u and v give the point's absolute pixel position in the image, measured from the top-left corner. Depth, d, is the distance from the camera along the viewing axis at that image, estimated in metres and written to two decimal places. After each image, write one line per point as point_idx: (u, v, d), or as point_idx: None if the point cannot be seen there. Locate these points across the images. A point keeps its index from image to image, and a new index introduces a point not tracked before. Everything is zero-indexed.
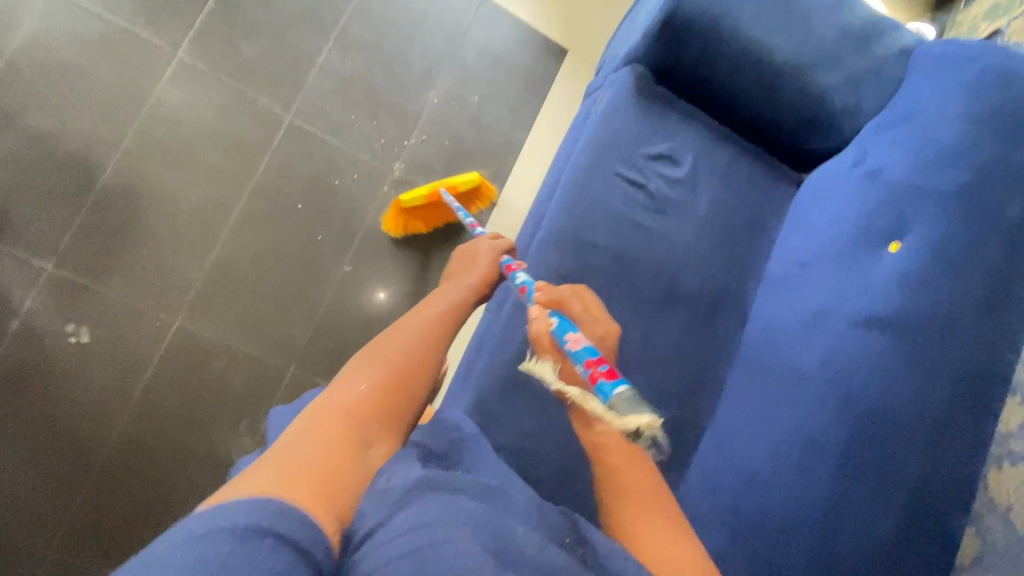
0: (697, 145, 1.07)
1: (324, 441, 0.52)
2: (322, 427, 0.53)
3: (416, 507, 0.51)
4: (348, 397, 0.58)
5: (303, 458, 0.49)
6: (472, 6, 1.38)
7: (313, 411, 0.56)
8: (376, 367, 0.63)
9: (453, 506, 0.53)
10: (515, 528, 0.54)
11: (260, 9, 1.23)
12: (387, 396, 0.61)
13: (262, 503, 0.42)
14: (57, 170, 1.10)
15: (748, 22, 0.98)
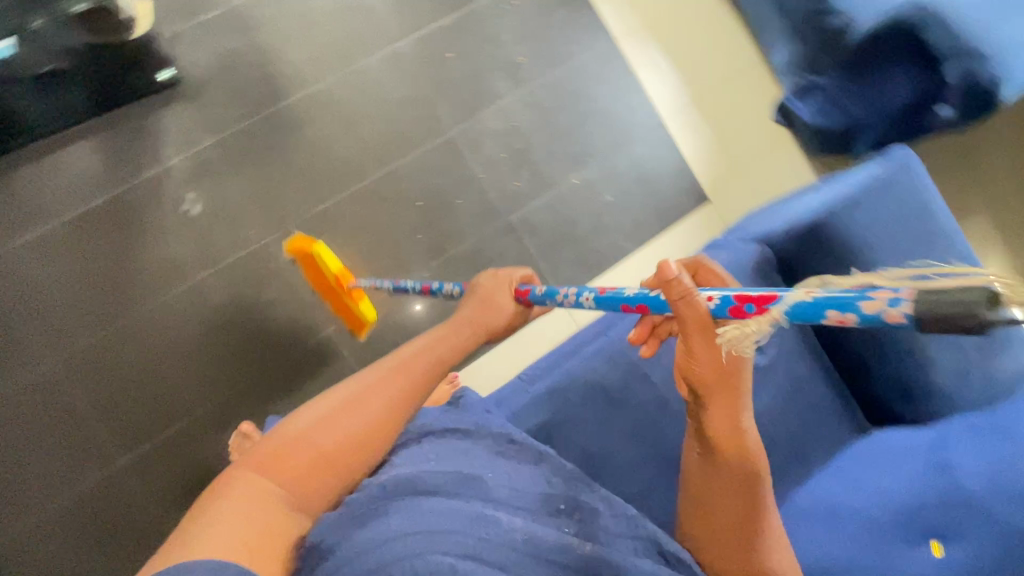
0: (785, 345, 1.15)
1: (254, 493, 0.58)
2: (253, 481, 0.59)
3: (394, 510, 0.59)
4: (286, 457, 0.61)
5: (247, 525, 0.55)
6: (649, 124, 1.48)
7: (252, 471, 0.60)
8: (324, 426, 0.64)
9: (424, 511, 0.60)
10: (501, 522, 0.62)
11: (480, 39, 1.38)
12: (325, 458, 0.63)
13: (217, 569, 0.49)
14: (257, 79, 1.27)
15: (888, 271, 1.08)
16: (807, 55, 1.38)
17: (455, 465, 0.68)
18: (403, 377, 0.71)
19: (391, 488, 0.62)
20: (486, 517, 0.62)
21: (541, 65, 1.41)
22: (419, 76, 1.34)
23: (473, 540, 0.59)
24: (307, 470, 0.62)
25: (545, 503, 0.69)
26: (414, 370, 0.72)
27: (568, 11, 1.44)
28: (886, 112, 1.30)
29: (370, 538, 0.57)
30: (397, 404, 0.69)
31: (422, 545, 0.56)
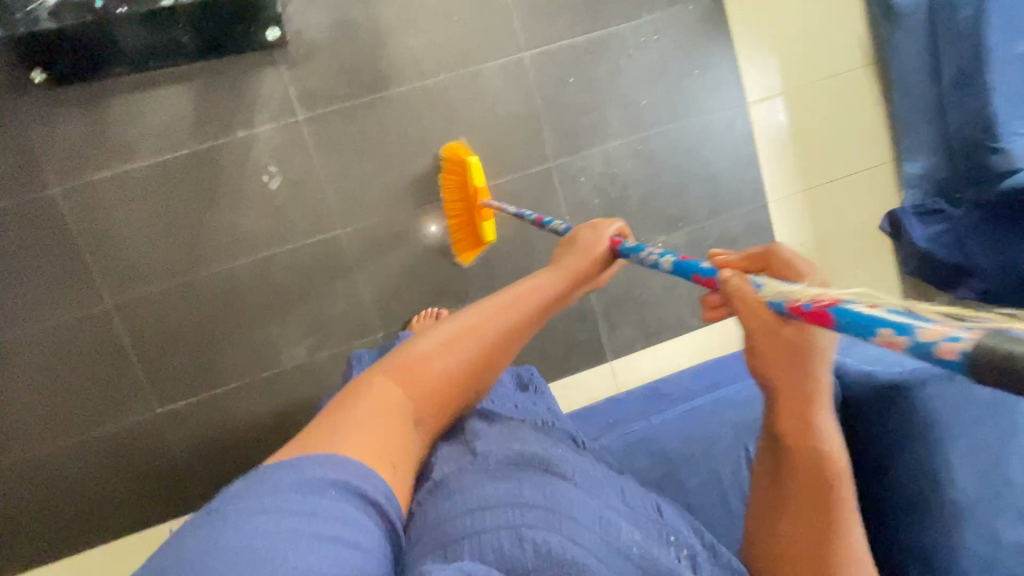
0: None
1: (390, 413, 0.46)
2: (388, 390, 0.48)
3: (518, 480, 0.52)
4: (408, 381, 0.49)
5: (373, 425, 0.45)
6: (753, 201, 1.38)
7: (391, 365, 0.49)
8: (441, 348, 0.50)
9: (556, 492, 0.51)
10: (620, 528, 0.51)
11: (609, 71, 1.27)
12: (448, 390, 0.51)
13: (335, 465, 0.40)
14: (368, 58, 1.17)
15: (954, 452, 1.03)
16: (946, 179, 1.29)
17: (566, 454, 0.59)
18: (526, 306, 0.54)
19: (520, 458, 0.55)
20: (607, 515, 0.52)
21: (663, 112, 1.30)
22: (533, 95, 1.24)
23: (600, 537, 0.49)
24: (436, 388, 0.50)
25: (653, 523, 0.56)
26: (536, 301, 0.55)
27: (709, 58, 1.31)
28: (1008, 270, 1.19)
29: (486, 499, 0.49)
30: (522, 324, 0.54)
31: (543, 523, 0.47)
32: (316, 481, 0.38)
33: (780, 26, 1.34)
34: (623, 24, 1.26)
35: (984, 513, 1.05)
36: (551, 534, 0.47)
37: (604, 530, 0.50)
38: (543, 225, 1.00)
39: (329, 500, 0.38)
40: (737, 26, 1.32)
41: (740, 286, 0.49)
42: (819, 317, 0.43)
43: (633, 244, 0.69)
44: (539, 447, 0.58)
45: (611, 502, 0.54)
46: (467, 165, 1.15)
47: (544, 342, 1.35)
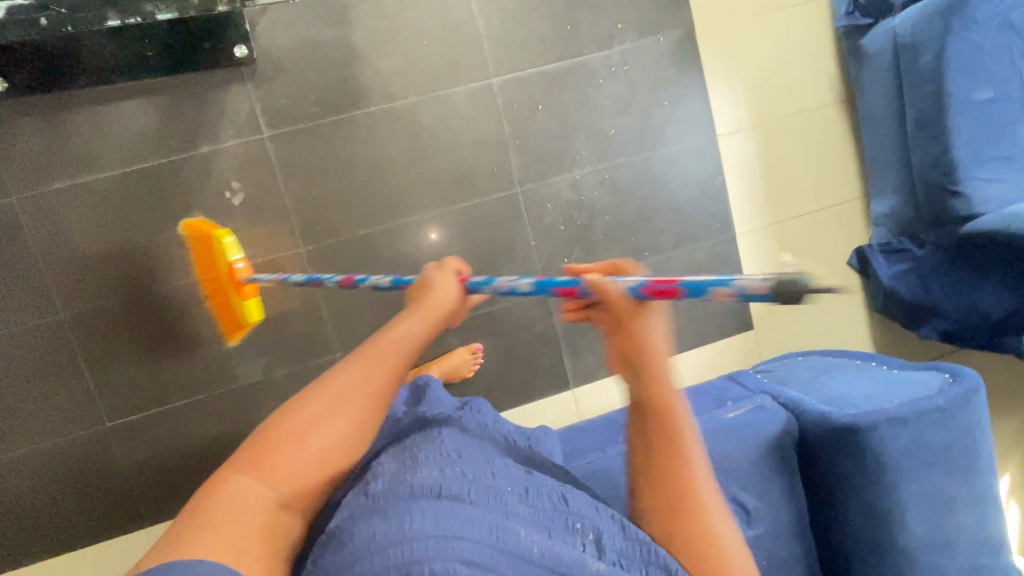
0: (777, 526, 1.09)
1: (258, 504, 0.46)
2: (254, 488, 0.46)
3: (410, 510, 0.52)
4: (268, 475, 0.47)
5: (242, 525, 0.44)
6: (721, 233, 1.38)
7: (259, 448, 0.48)
8: (308, 425, 0.48)
9: (445, 514, 0.52)
10: (518, 532, 0.53)
11: (577, 99, 1.27)
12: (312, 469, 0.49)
13: (202, 568, 0.39)
14: (335, 79, 1.18)
15: (905, 495, 1.03)
16: (910, 221, 1.28)
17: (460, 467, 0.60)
18: (391, 359, 0.52)
19: (414, 488, 0.54)
20: (504, 524, 0.54)
21: (631, 141, 1.31)
22: (501, 121, 1.25)
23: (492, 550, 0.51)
24: (303, 470, 0.49)
25: (558, 515, 0.57)
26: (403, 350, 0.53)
27: (679, 90, 1.32)
28: (972, 313, 1.19)
29: (386, 534, 0.50)
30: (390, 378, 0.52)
31: (440, 547, 0.49)
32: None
33: (750, 60, 1.35)
34: (593, 53, 1.27)
35: (933, 558, 1.04)
36: (455, 557, 0.48)
37: (498, 539, 0.52)
38: (354, 285, 0.95)
39: None
40: (708, 59, 1.33)
41: (606, 284, 0.54)
42: (667, 291, 0.51)
43: (484, 278, 0.67)
44: (429, 469, 0.58)
45: (506, 514, 0.55)
46: (211, 239, 1.13)
47: (506, 367, 1.34)
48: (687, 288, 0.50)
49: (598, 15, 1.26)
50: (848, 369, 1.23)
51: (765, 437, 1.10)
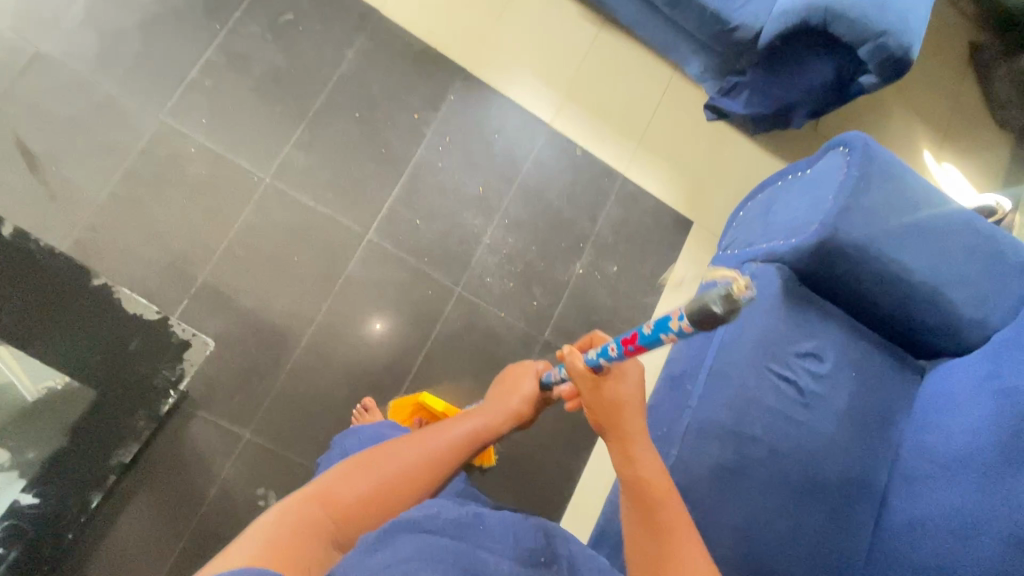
0: (836, 344, 1.26)
1: (310, 530, 0.65)
2: (312, 515, 0.67)
3: (396, 544, 0.61)
4: (348, 497, 0.72)
5: (291, 549, 0.61)
6: (614, 183, 1.51)
7: (319, 488, 0.71)
8: (364, 472, 0.75)
9: (429, 546, 0.62)
10: (489, 560, 0.66)
11: (436, 191, 1.35)
12: (376, 501, 0.73)
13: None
14: (260, 346, 1.20)
15: (891, 247, 1.19)
16: (721, 64, 1.48)
17: (439, 508, 0.69)
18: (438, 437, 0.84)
19: (392, 526, 0.64)
20: (477, 554, 0.65)
21: (500, 183, 1.41)
22: (402, 256, 1.31)
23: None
24: (354, 504, 0.71)
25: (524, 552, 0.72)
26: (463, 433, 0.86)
27: (497, 118, 1.42)
28: (813, 89, 1.40)
29: (377, 566, 0.57)
30: (453, 443, 0.84)
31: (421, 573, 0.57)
32: None
33: (521, 55, 1.48)
34: (417, 150, 1.35)
35: (945, 268, 1.21)
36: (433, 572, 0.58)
37: (474, 565, 0.64)
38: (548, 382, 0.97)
39: None
40: (494, 80, 1.44)
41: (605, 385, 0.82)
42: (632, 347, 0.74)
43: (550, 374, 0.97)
44: (412, 512, 0.67)
45: (479, 548, 0.67)
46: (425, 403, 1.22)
47: (569, 413, 1.42)
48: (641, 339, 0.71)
49: (395, 122, 1.34)
50: (778, 195, 1.40)
51: (775, 294, 1.26)
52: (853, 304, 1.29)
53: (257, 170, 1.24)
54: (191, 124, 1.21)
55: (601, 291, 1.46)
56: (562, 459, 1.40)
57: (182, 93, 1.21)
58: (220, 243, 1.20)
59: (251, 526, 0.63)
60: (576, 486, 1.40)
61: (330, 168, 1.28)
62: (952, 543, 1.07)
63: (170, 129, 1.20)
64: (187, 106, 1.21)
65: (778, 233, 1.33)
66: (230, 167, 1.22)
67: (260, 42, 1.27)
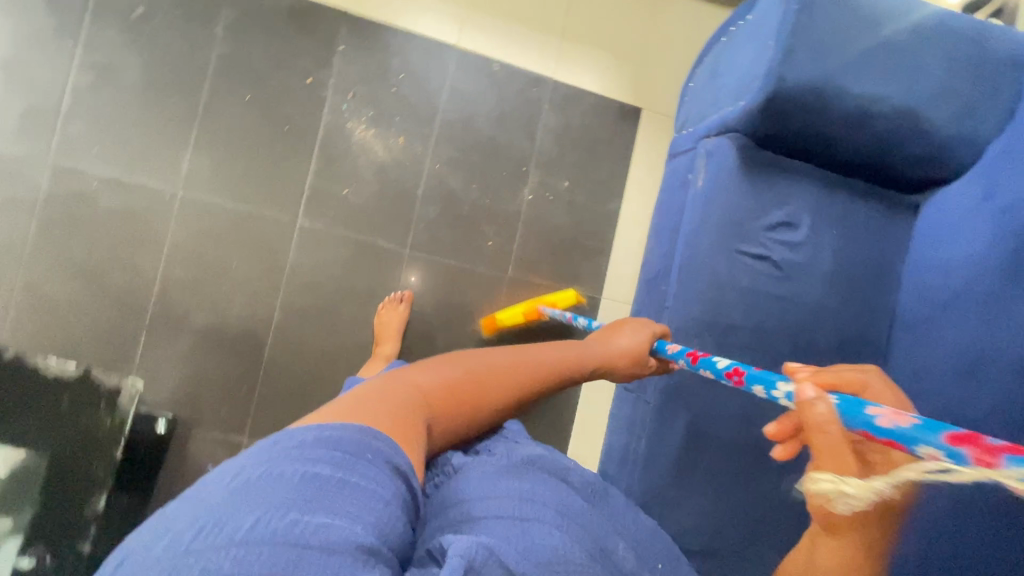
0: (811, 204, 1.15)
1: (403, 400, 0.57)
2: (404, 391, 0.59)
3: (534, 478, 0.61)
4: (443, 380, 0.63)
5: (390, 410, 0.54)
6: (544, 89, 1.37)
7: (408, 373, 0.63)
8: (457, 361, 0.66)
9: (565, 495, 0.61)
10: (618, 542, 0.60)
11: (355, 154, 1.27)
12: (468, 390, 0.64)
13: (363, 428, 0.48)
14: (229, 356, 1.22)
15: (852, 80, 1.03)
16: None
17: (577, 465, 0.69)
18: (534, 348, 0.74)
19: (534, 463, 0.64)
20: (605, 527, 0.61)
21: (420, 127, 1.30)
22: (340, 232, 1.27)
23: (591, 543, 0.56)
24: (447, 392, 0.62)
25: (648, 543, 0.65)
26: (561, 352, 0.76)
27: (397, 56, 1.29)
28: None
29: (508, 490, 0.58)
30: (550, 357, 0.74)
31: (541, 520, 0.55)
32: (356, 445, 0.46)
33: None
34: (322, 117, 1.25)
35: (921, 85, 1.04)
36: (558, 530, 0.55)
37: (601, 539, 0.58)
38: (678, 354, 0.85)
39: (362, 461, 0.45)
40: (382, 11, 1.29)
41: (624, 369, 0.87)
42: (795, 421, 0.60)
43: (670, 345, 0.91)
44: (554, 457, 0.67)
45: (608, 522, 0.62)
46: (502, 322, 1.30)
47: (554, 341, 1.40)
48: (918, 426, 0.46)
49: (289, 92, 1.24)
50: (724, 53, 1.23)
51: (733, 168, 1.15)
52: (824, 156, 1.15)
53: (166, 186, 1.19)
54: (85, 158, 1.16)
55: (558, 210, 1.38)
56: (557, 385, 1.40)
57: (63, 129, 1.15)
58: (156, 268, 1.19)
59: (347, 397, 0.55)
60: (577, 407, 1.42)
61: (240, 162, 1.22)
62: (960, 383, 1.00)
63: (68, 169, 1.15)
64: (74, 140, 1.16)
65: (728, 98, 1.17)
66: (139, 191, 1.18)
67: (120, 48, 1.17)
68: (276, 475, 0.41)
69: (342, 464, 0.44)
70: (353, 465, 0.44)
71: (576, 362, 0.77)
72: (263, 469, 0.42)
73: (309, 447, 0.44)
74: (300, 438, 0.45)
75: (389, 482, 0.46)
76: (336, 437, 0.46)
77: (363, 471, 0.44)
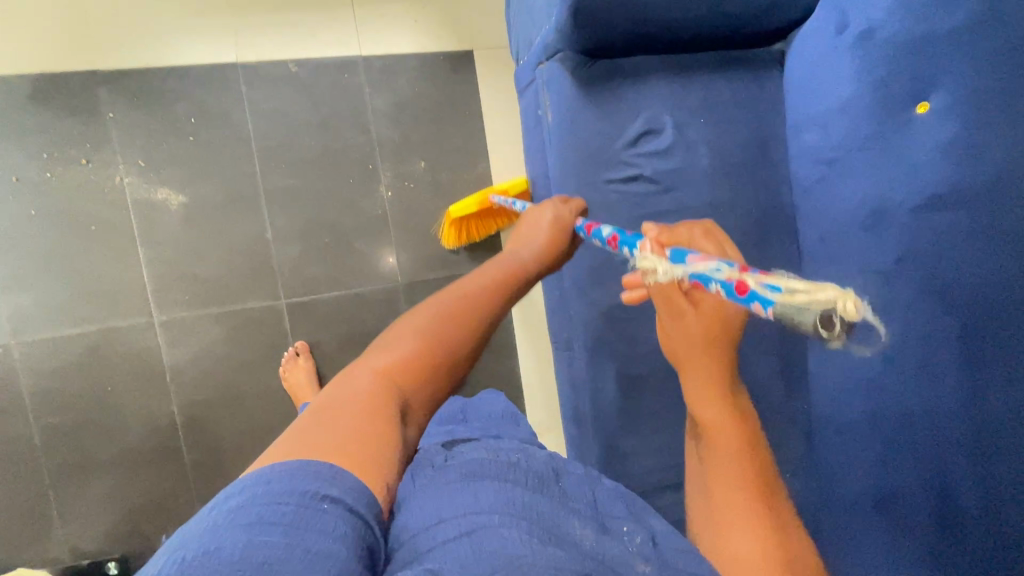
0: (667, 100, 1.04)
1: (367, 404, 0.43)
2: (365, 389, 0.44)
3: (478, 482, 0.51)
4: (403, 355, 0.47)
5: (343, 436, 0.41)
6: (357, 72, 1.20)
7: (375, 351, 0.48)
8: (438, 304, 0.52)
9: (505, 491, 0.51)
10: (575, 529, 0.52)
11: (182, 226, 1.13)
12: (442, 341, 0.49)
13: (306, 468, 0.38)
14: (149, 478, 1.15)
15: None
16: None
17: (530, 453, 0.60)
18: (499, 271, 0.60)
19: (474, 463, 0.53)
20: (562, 518, 0.52)
21: (239, 167, 1.15)
22: (204, 312, 1.15)
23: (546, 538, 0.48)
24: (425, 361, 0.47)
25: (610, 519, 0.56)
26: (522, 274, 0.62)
27: (177, 99, 1.12)
28: None
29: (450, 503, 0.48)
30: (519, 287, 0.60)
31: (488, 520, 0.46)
32: (307, 493, 0.36)
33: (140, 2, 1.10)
34: (128, 200, 1.10)
35: None
36: (510, 531, 0.46)
37: (556, 529, 0.50)
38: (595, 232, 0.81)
39: (320, 511, 0.36)
40: (134, 57, 1.10)
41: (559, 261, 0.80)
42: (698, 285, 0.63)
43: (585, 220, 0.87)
44: (505, 447, 0.58)
45: (566, 511, 0.53)
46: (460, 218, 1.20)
47: None
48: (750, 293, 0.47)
49: (76, 187, 1.08)
50: None
51: (573, 93, 1.02)
52: (663, 44, 1.01)
53: None
54: None
55: (425, 195, 1.25)
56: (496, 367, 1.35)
57: None
58: (32, 426, 1.09)
59: (301, 420, 0.43)
60: (523, 377, 1.39)
61: (61, 285, 1.09)
62: (863, 237, 0.96)
63: None
64: None
65: (543, 15, 1.02)
66: None
67: None
68: (222, 553, 0.32)
69: (299, 527, 0.35)
70: (308, 514, 0.35)
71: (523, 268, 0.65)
72: (183, 552, 0.32)
73: (245, 519, 0.34)
74: (237, 500, 0.35)
75: (346, 525, 0.36)
76: (283, 489, 0.36)
77: (322, 525, 0.35)
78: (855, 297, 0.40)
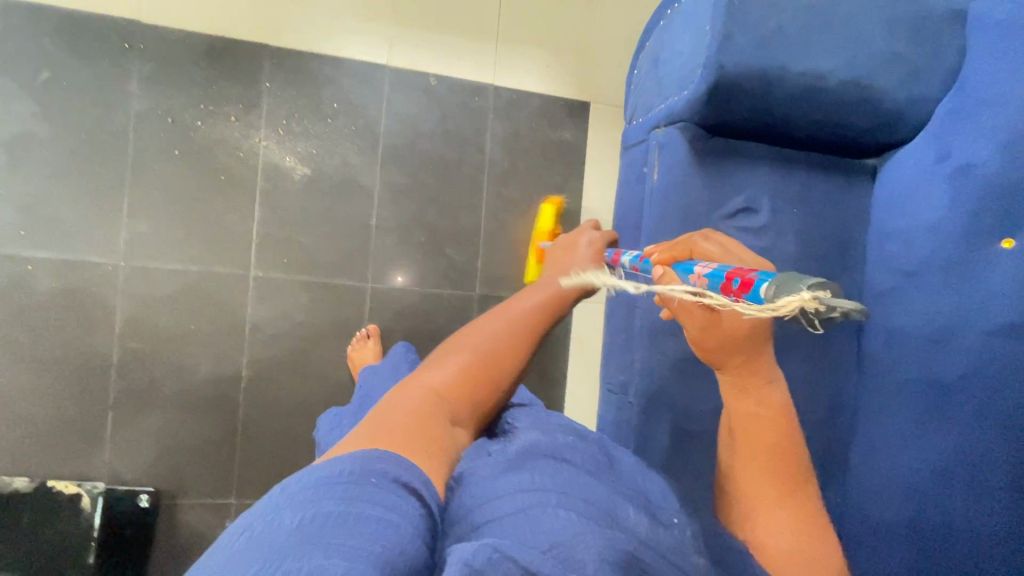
0: (769, 187, 1.13)
1: (423, 412, 0.51)
2: (415, 402, 0.52)
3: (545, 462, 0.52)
4: (452, 375, 0.55)
5: (397, 429, 0.48)
6: (486, 98, 1.32)
7: (415, 377, 0.56)
8: (472, 333, 0.60)
9: (566, 473, 0.51)
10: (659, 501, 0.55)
11: (299, 196, 1.22)
12: (484, 380, 0.56)
13: (363, 453, 0.43)
14: (200, 422, 1.18)
15: (794, 59, 0.99)
16: None
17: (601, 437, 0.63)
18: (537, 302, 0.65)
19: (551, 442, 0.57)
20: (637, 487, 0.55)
21: (363, 156, 1.25)
22: (296, 277, 1.22)
23: (603, 507, 0.49)
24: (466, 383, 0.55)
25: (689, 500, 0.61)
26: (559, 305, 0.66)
27: (327, 86, 1.23)
28: None
29: (514, 475, 0.50)
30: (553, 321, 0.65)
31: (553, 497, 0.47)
32: (359, 471, 0.41)
33: None
34: (258, 162, 1.20)
35: (864, 54, 1.01)
36: (567, 511, 0.46)
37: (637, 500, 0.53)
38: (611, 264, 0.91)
39: (366, 488, 0.40)
40: (301, 41, 1.22)
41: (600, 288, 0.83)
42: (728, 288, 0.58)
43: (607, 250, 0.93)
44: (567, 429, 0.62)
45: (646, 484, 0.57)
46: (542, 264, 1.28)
47: (532, 351, 1.38)
48: (751, 288, 0.55)
49: (219, 138, 1.18)
50: (665, 39, 1.18)
51: (686, 161, 1.12)
52: (774, 137, 1.11)
53: (106, 258, 1.14)
54: (14, 241, 1.10)
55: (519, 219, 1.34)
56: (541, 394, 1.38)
57: None
58: (112, 344, 1.14)
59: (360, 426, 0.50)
60: (563, 413, 1.40)
61: (180, 222, 1.17)
62: (932, 353, 1.00)
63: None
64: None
65: (673, 89, 1.13)
66: (78, 268, 1.13)
67: (33, 120, 1.11)
68: (288, 526, 0.36)
69: (347, 501, 0.39)
70: (357, 491, 0.39)
71: (565, 301, 0.67)
72: (255, 525, 0.37)
73: (306, 493, 0.39)
74: (302, 479, 0.40)
75: (395, 494, 0.41)
76: (336, 474, 0.41)
77: (370, 497, 0.39)
78: (816, 292, 0.47)
